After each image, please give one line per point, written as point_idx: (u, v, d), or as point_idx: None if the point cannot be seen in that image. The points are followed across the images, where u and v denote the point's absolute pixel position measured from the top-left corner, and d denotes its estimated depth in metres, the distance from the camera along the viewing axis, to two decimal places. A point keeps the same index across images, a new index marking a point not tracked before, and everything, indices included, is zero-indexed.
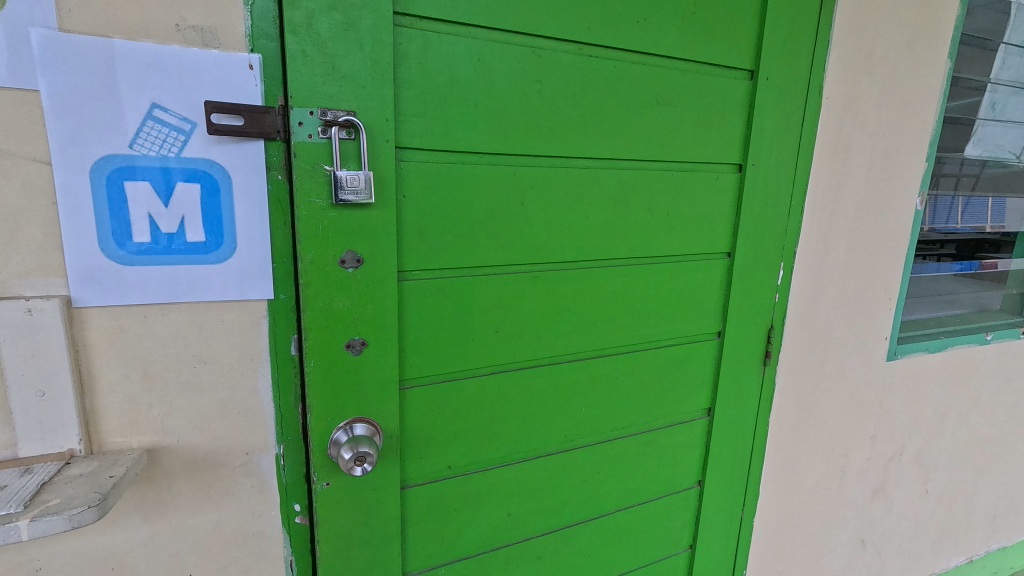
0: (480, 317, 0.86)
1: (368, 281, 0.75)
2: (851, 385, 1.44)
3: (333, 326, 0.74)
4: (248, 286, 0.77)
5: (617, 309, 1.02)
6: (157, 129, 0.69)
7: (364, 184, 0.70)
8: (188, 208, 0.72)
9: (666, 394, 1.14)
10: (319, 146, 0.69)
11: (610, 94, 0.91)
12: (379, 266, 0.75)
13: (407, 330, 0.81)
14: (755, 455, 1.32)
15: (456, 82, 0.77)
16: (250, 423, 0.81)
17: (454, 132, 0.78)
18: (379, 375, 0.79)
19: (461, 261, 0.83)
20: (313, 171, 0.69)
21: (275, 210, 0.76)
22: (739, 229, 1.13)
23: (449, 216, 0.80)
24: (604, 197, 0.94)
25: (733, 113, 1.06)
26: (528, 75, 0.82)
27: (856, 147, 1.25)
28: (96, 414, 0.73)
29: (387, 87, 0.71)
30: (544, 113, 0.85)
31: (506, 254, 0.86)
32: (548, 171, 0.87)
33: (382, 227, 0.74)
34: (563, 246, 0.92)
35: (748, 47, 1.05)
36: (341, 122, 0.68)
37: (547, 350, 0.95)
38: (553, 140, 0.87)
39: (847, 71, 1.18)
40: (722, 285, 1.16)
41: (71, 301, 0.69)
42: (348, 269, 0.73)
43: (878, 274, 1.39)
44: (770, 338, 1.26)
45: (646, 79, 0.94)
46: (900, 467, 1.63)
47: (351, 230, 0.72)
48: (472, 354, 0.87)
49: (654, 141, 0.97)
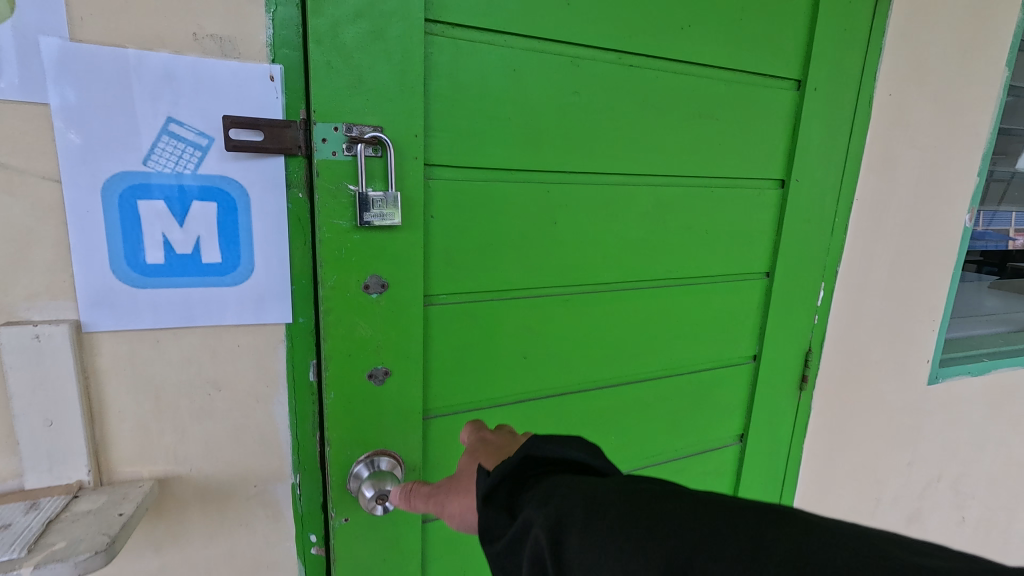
0: (507, 344, 0.81)
1: (392, 308, 0.69)
2: (890, 411, 1.36)
3: (352, 358, 0.69)
4: (265, 308, 0.73)
5: (651, 333, 0.96)
6: (173, 144, 0.65)
7: (390, 206, 0.65)
8: (204, 227, 0.68)
9: (698, 420, 1.08)
10: (344, 163, 0.63)
11: (652, 106, 0.84)
12: (404, 293, 0.69)
13: (432, 358, 0.76)
14: (788, 482, 1.26)
15: (490, 94, 0.71)
16: (266, 452, 0.77)
17: (486, 147, 0.72)
18: (401, 407, 0.74)
19: (490, 284, 0.77)
20: (336, 192, 0.63)
21: (295, 229, 0.72)
22: (780, 248, 1.06)
23: (478, 237, 0.75)
24: (641, 216, 0.88)
25: (778, 126, 1.00)
26: (565, 86, 0.76)
27: (906, 161, 1.17)
28: (106, 443, 0.69)
29: (416, 100, 0.65)
30: (582, 126, 0.79)
31: (538, 277, 0.81)
32: (584, 188, 0.81)
33: (408, 251, 0.69)
34: (597, 267, 0.86)
35: (796, 56, 0.98)
36: (367, 139, 0.62)
37: (575, 376, 0.90)
38: (590, 155, 0.81)
39: (901, 80, 1.10)
40: (760, 307, 1.10)
41: (81, 325, 0.65)
42: (372, 295, 0.68)
43: (923, 294, 1.31)
44: (808, 361, 1.19)
45: (689, 89, 0.87)
46: (937, 495, 1.55)
47: (375, 254, 0.67)
48: (498, 383, 0.82)
49: (695, 155, 0.91)
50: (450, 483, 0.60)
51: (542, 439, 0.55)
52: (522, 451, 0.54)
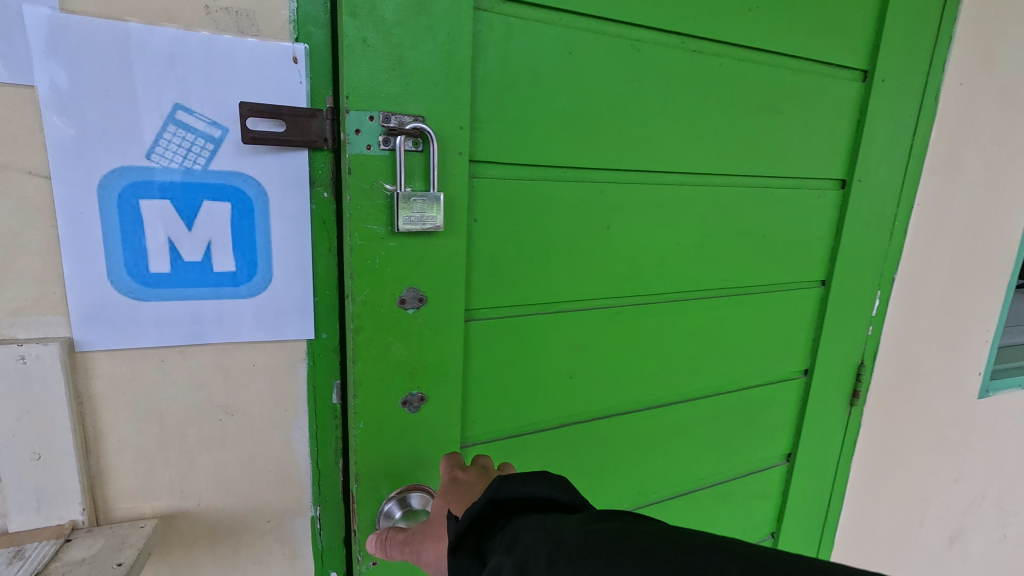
0: (552, 362, 0.72)
1: (430, 325, 0.61)
2: (939, 426, 1.28)
3: (385, 382, 0.60)
4: (284, 323, 0.64)
5: (704, 349, 0.87)
6: (180, 135, 0.56)
7: (432, 209, 0.56)
8: (216, 231, 0.59)
9: (748, 441, 1.00)
10: (380, 159, 0.54)
11: (716, 97, 0.75)
12: (444, 308, 0.61)
13: (471, 380, 0.67)
14: (833, 502, 1.18)
15: (543, 80, 0.62)
16: (283, 483, 0.69)
17: (537, 141, 0.63)
18: (438, 436, 0.65)
19: (536, 296, 0.69)
20: (371, 192, 0.54)
21: (319, 233, 0.63)
22: (838, 255, 0.98)
23: (525, 244, 0.66)
24: (699, 219, 0.79)
25: (842, 120, 0.91)
26: (624, 72, 0.67)
27: (970, 160, 1.08)
28: (103, 476, 0.61)
29: (463, 86, 0.56)
30: (641, 119, 0.70)
31: (588, 288, 0.72)
32: (640, 188, 0.72)
33: (450, 260, 0.60)
34: (650, 276, 0.77)
35: (864, 43, 0.89)
36: (408, 130, 0.53)
37: (623, 397, 0.81)
38: (648, 151, 0.72)
39: (970, 72, 1.01)
40: (814, 318, 1.01)
41: (74, 344, 0.57)
42: (408, 311, 0.59)
43: (980, 303, 1.22)
44: (860, 375, 1.11)
45: (756, 79, 0.78)
46: (981, 512, 1.47)
47: (413, 264, 0.58)
48: (542, 405, 0.74)
49: (757, 152, 0.82)
50: (427, 526, 0.53)
51: (509, 477, 0.48)
52: (486, 493, 0.47)
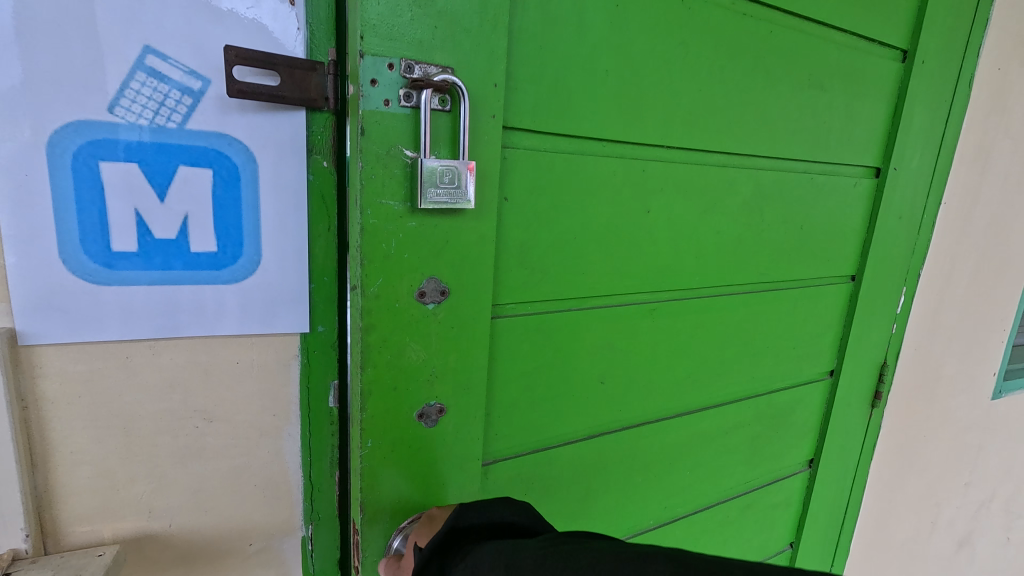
0: (582, 365, 0.64)
1: (452, 322, 0.52)
2: (955, 429, 1.24)
3: (398, 388, 0.51)
4: (275, 314, 0.55)
5: (736, 350, 0.80)
6: (151, 86, 0.46)
7: (459, 182, 0.47)
8: (194, 203, 0.50)
9: (773, 447, 0.93)
10: (400, 119, 0.45)
11: (762, 69, 0.68)
12: (468, 302, 0.52)
13: (495, 387, 0.59)
14: (850, 509, 1.13)
15: (586, 36, 0.54)
16: (270, 500, 0.60)
17: (577, 108, 0.55)
18: (457, 451, 0.56)
19: (569, 289, 0.60)
20: (388, 159, 0.45)
21: (317, 209, 0.54)
22: (870, 249, 0.92)
23: (558, 230, 0.58)
24: (740, 207, 0.72)
25: (881, 104, 0.85)
26: (672, 34, 0.59)
27: (999, 152, 1.03)
28: (53, 496, 0.51)
29: (498, 37, 0.48)
30: (686, 89, 0.62)
31: (623, 282, 0.64)
32: (681, 170, 0.65)
33: (477, 245, 0.51)
34: (687, 269, 0.70)
35: (906, 21, 0.83)
36: (435, 82, 0.44)
37: (654, 403, 0.73)
38: (692, 127, 0.64)
39: (1003, 58, 0.97)
40: (842, 316, 0.95)
41: (17, 337, 0.47)
42: (428, 306, 0.50)
43: (999, 302, 1.18)
44: (882, 376, 1.06)
45: (803, 51, 0.71)
46: (988, 516, 1.44)
47: (434, 250, 0.49)
48: (569, 414, 0.66)
49: (800, 134, 0.75)
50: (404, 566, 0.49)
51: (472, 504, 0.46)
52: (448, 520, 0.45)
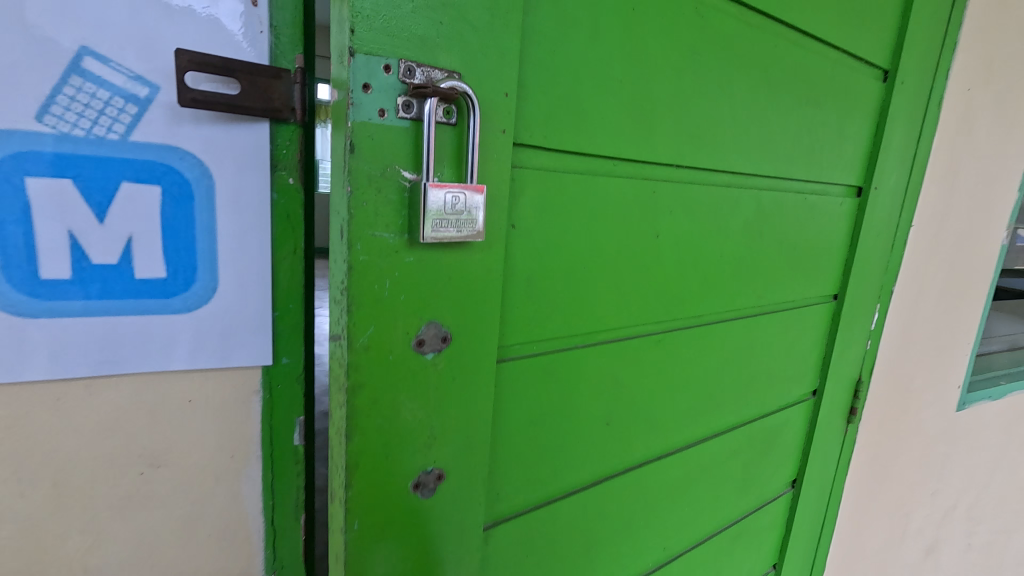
0: (588, 406, 0.61)
1: (452, 371, 0.47)
2: (923, 440, 1.27)
3: (396, 449, 0.46)
4: (233, 347, 0.50)
5: (730, 376, 0.79)
6: (86, 90, 0.41)
7: (464, 206, 0.42)
8: (139, 223, 0.44)
9: (760, 472, 0.92)
10: (398, 131, 0.40)
11: (763, 84, 0.66)
12: (472, 347, 0.48)
13: (498, 437, 0.54)
14: (828, 525, 1.13)
15: (598, 47, 0.51)
16: (227, 549, 0.54)
17: (588, 127, 0.52)
18: (457, 515, 0.51)
19: (575, 326, 0.57)
20: (383, 181, 0.40)
21: (283, 229, 0.50)
22: (852, 268, 0.92)
23: (564, 264, 0.54)
24: (741, 232, 0.71)
25: (864, 122, 0.85)
26: (684, 46, 0.57)
27: (967, 170, 1.06)
28: None
29: (509, 37, 0.43)
30: (693, 106, 0.60)
31: (628, 316, 0.62)
32: (687, 196, 0.62)
33: (480, 283, 0.47)
34: (690, 300, 0.68)
35: (884, 42, 0.83)
36: (441, 90, 0.39)
37: (656, 442, 0.71)
38: (699, 147, 0.62)
39: (968, 81, 0.99)
40: (824, 334, 0.95)
41: None
42: (427, 355, 0.46)
43: (964, 317, 1.20)
44: (858, 392, 1.06)
45: (801, 68, 0.70)
46: (952, 523, 1.48)
47: (433, 291, 0.44)
48: (574, 460, 0.62)
49: (796, 152, 0.74)
50: None
51: None
52: None
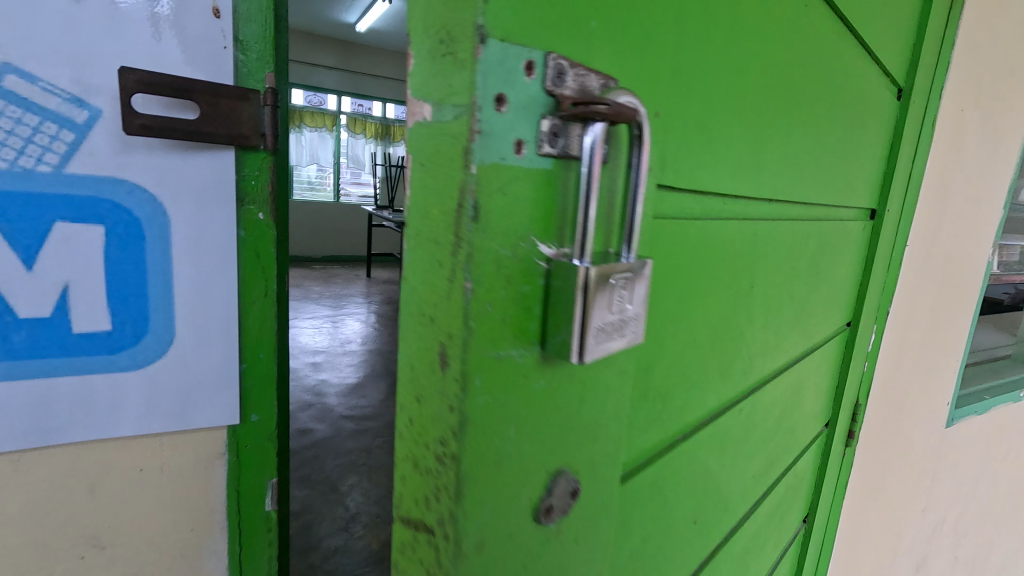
0: (674, 508, 0.56)
1: (574, 531, 0.38)
2: (914, 458, 1.25)
3: None
4: (193, 402, 0.49)
5: (764, 433, 0.75)
6: (14, 114, 0.41)
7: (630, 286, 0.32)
8: (76, 268, 0.43)
9: (785, 517, 0.90)
10: (537, 167, 0.29)
11: (817, 109, 0.66)
12: (595, 494, 0.39)
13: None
14: (825, 550, 1.10)
15: (728, 66, 0.46)
16: None
17: (711, 163, 0.48)
18: None
19: (664, 428, 0.50)
20: (515, 265, 0.29)
21: (250, 271, 0.50)
22: (864, 296, 0.94)
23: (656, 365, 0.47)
24: (785, 280, 0.70)
25: (876, 146, 0.84)
26: (783, 61, 0.55)
27: (958, 188, 1.06)
28: None
29: (654, 40, 0.35)
30: (773, 138, 0.58)
31: (705, 400, 0.57)
32: (750, 254, 0.60)
33: (601, 413, 0.38)
34: (747, 363, 0.65)
35: (889, 57, 0.80)
36: (605, 116, 0.29)
37: (721, 519, 0.68)
38: (775, 176, 0.61)
39: (957, 99, 0.98)
40: (838, 361, 0.96)
41: None
42: (553, 520, 0.36)
43: (953, 333, 1.20)
44: (856, 414, 1.04)
45: (847, 89, 0.71)
46: (940, 537, 1.48)
47: (557, 437, 0.35)
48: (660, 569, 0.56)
49: (831, 176, 0.75)
50: None
51: None
52: None
